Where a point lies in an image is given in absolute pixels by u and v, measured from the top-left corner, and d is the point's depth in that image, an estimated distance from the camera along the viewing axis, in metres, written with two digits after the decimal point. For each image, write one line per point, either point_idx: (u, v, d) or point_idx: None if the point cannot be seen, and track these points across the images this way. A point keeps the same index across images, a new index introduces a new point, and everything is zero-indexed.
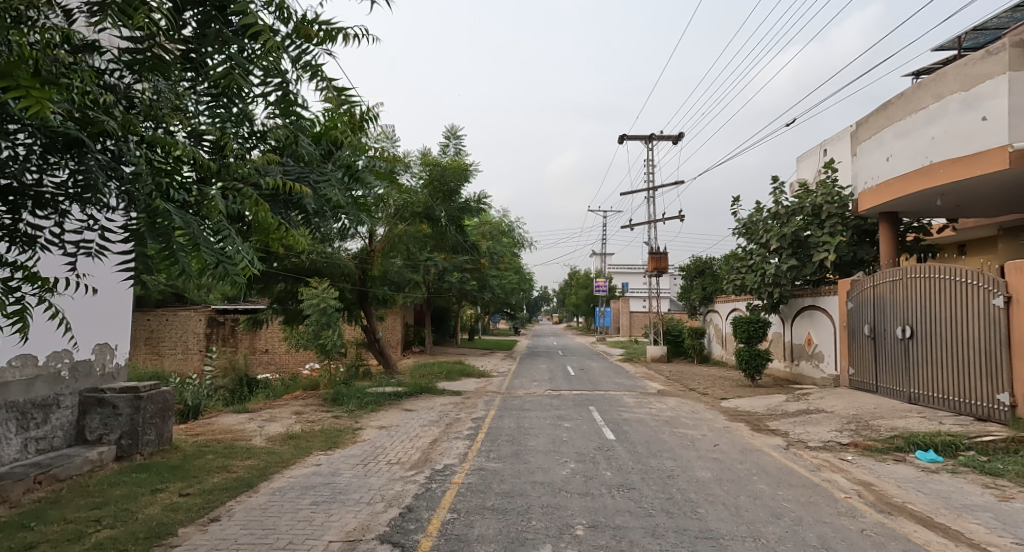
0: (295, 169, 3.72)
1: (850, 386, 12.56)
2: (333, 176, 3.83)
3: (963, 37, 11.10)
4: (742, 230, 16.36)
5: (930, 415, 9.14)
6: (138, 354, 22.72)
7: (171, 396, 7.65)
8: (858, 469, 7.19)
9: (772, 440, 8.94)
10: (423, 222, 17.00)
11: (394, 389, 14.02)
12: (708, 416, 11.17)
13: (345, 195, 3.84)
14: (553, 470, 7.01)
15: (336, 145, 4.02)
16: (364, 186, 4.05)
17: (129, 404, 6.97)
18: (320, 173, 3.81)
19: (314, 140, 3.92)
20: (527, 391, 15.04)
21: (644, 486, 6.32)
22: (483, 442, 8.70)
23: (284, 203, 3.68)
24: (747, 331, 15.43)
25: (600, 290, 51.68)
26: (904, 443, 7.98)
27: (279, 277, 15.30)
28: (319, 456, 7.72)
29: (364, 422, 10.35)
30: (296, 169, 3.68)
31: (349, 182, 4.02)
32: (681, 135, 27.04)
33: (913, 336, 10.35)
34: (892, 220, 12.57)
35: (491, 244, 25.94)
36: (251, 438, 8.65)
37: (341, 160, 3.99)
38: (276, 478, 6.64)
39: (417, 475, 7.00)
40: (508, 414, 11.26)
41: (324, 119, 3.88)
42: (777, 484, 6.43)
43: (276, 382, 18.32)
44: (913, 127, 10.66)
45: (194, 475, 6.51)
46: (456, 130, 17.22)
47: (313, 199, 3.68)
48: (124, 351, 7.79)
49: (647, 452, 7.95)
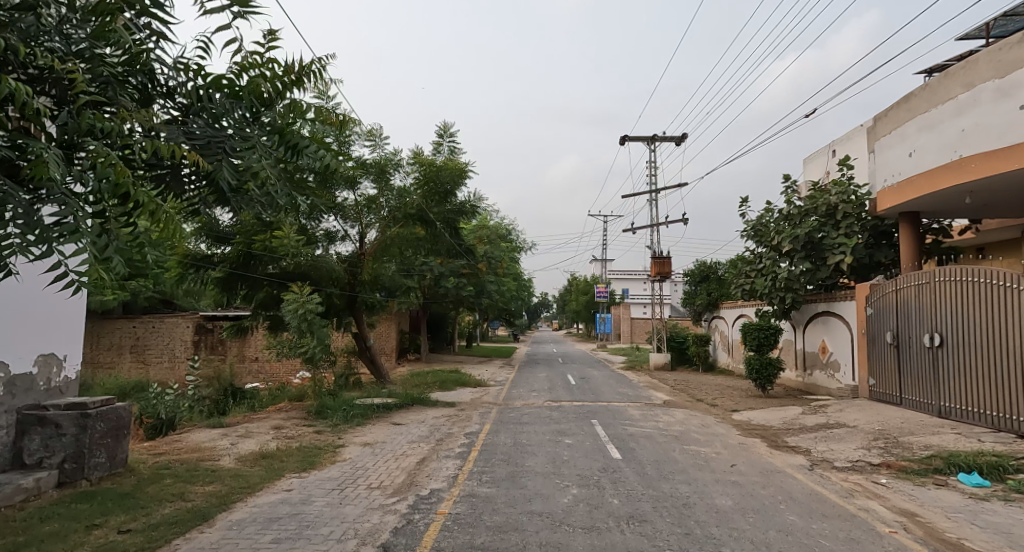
0: (204, 128, 3.22)
1: (870, 397, 11.82)
2: (259, 142, 3.35)
3: (992, 24, 10.41)
4: (750, 232, 15.58)
5: (966, 432, 8.34)
6: (123, 363, 21.95)
7: (127, 413, 6.86)
8: (897, 496, 6.38)
9: (794, 459, 8.12)
10: (416, 225, 16.34)
11: (384, 400, 13.19)
12: (720, 431, 10.34)
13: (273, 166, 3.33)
14: (553, 497, 6.20)
15: (261, 101, 3.48)
16: (303, 156, 3.60)
17: (74, 424, 6.18)
18: (241, 137, 3.31)
19: (233, 95, 3.39)
20: (525, 402, 14.22)
21: (658, 518, 5.50)
22: (476, 462, 7.88)
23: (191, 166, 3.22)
24: (756, 338, 14.60)
25: (602, 296, 50.75)
26: (944, 465, 7.17)
27: (263, 282, 14.48)
28: (292, 480, 6.91)
29: (347, 438, 9.54)
30: (207, 130, 3.21)
31: (283, 149, 3.55)
32: (684, 136, 26.31)
33: (942, 344, 9.59)
34: (912, 221, 11.85)
35: (489, 248, 25.16)
36: (219, 458, 7.83)
37: (269, 124, 3.48)
38: (237, 508, 5.82)
39: (399, 503, 6.17)
40: (504, 429, 10.42)
41: (240, 68, 3.39)
42: (809, 516, 5.62)
43: (263, 393, 17.47)
44: (940, 120, 9.93)
45: (143, 505, 5.69)
46: (450, 127, 16.46)
47: (228, 172, 3.19)
48: (74, 363, 7.00)
49: (658, 474, 7.15)
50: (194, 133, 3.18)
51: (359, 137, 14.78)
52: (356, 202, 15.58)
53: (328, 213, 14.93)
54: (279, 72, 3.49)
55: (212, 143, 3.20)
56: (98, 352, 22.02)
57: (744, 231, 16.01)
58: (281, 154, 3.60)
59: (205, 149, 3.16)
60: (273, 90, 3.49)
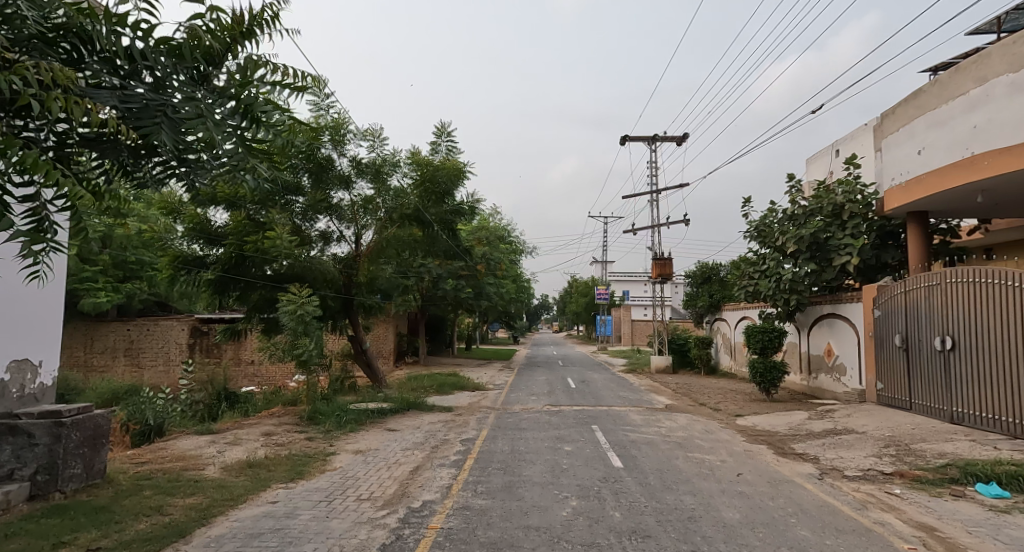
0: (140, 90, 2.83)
1: (878, 401, 11.51)
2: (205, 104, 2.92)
3: (1004, 17, 10.14)
4: (754, 233, 15.29)
5: (981, 439, 8.02)
6: (117, 366, 21.66)
7: (105, 421, 6.58)
8: (914, 508, 6.05)
9: (802, 468, 7.80)
10: (414, 226, 16.11)
11: (379, 405, 12.88)
12: (725, 437, 10.02)
13: (218, 130, 2.92)
14: (551, 510, 5.88)
15: (208, 59, 3.05)
16: (265, 122, 3.18)
17: (48, 433, 5.88)
18: (184, 99, 2.88)
19: (176, 52, 2.95)
20: (524, 407, 13.91)
21: (661, 534, 5.17)
22: (471, 471, 7.56)
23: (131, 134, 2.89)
24: (760, 341, 14.28)
25: (601, 298, 50.48)
26: (961, 474, 6.84)
27: (257, 284, 14.10)
28: (277, 491, 6.59)
29: (339, 445, 9.23)
30: (143, 93, 2.82)
31: (239, 116, 3.10)
32: (685, 136, 26.03)
33: (954, 347, 9.26)
34: (921, 220, 11.56)
35: (488, 249, 24.87)
36: (204, 467, 7.52)
37: (221, 87, 3.07)
38: (216, 522, 5.51)
39: (389, 516, 5.85)
40: (502, 436, 10.09)
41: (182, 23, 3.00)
42: (823, 531, 5.29)
43: (257, 396, 17.15)
44: (951, 117, 9.61)
45: (117, 520, 5.37)
46: (448, 126, 16.15)
47: (166, 137, 2.80)
48: (51, 369, 6.70)
49: (661, 484, 6.83)
50: (130, 97, 2.82)
51: (354, 135, 14.50)
52: (352, 203, 15.04)
53: (323, 213, 14.61)
54: (227, 25, 3.12)
55: (150, 106, 2.83)
56: (92, 355, 21.73)
57: (747, 231, 15.70)
58: (241, 123, 3.15)
59: (141, 113, 2.80)
60: (220, 47, 3.07)
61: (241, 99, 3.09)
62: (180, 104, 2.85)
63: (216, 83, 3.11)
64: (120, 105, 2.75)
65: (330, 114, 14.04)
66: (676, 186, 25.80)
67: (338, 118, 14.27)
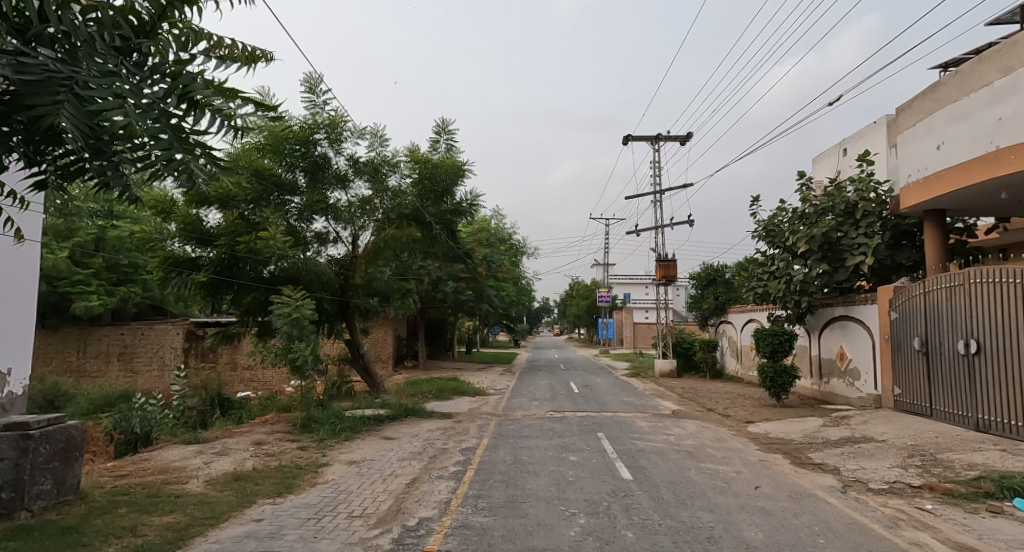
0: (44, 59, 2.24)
1: (895, 407, 11.06)
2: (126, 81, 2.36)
3: None
4: (762, 233, 14.86)
5: (1012, 449, 7.56)
6: (110, 371, 21.20)
7: (79, 433, 6.12)
8: (949, 526, 5.60)
9: (823, 480, 7.34)
10: (413, 226, 15.58)
11: (376, 412, 12.44)
12: (737, 445, 9.55)
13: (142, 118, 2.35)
14: (557, 529, 5.43)
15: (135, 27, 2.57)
16: (206, 112, 2.62)
17: (13, 448, 5.40)
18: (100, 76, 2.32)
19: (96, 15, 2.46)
20: (526, 413, 13.45)
21: None
22: (471, 484, 7.12)
23: (25, 117, 2.28)
24: (770, 344, 13.82)
25: (603, 300, 49.94)
26: (996, 488, 6.38)
27: (249, 287, 13.65)
28: (263, 507, 6.14)
29: (332, 455, 8.78)
30: (49, 64, 2.23)
31: (175, 102, 2.54)
32: (689, 135, 25.57)
33: (979, 351, 8.80)
34: (939, 219, 11.15)
35: (488, 251, 24.39)
36: (187, 480, 7.06)
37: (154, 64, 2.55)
38: (192, 544, 5.06)
39: (381, 535, 5.40)
40: (503, 444, 9.63)
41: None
42: None
43: (252, 402, 16.69)
44: (973, 109, 9.20)
45: (84, 543, 4.92)
46: (447, 122, 15.66)
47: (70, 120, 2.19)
48: (20, 377, 6.26)
49: (674, 499, 6.38)
50: (28, 66, 2.21)
51: (351, 133, 14.05)
52: (349, 203, 14.51)
53: (319, 214, 14.08)
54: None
55: (53, 81, 2.22)
56: (85, 360, 21.26)
57: (755, 232, 15.28)
58: (178, 111, 2.58)
59: (40, 89, 2.19)
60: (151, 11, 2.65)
61: (178, 78, 2.54)
62: (94, 79, 2.28)
63: (147, 60, 2.62)
64: (12, 76, 2.13)
65: (326, 111, 13.60)
66: (680, 185, 25.34)
67: (334, 116, 13.81)
